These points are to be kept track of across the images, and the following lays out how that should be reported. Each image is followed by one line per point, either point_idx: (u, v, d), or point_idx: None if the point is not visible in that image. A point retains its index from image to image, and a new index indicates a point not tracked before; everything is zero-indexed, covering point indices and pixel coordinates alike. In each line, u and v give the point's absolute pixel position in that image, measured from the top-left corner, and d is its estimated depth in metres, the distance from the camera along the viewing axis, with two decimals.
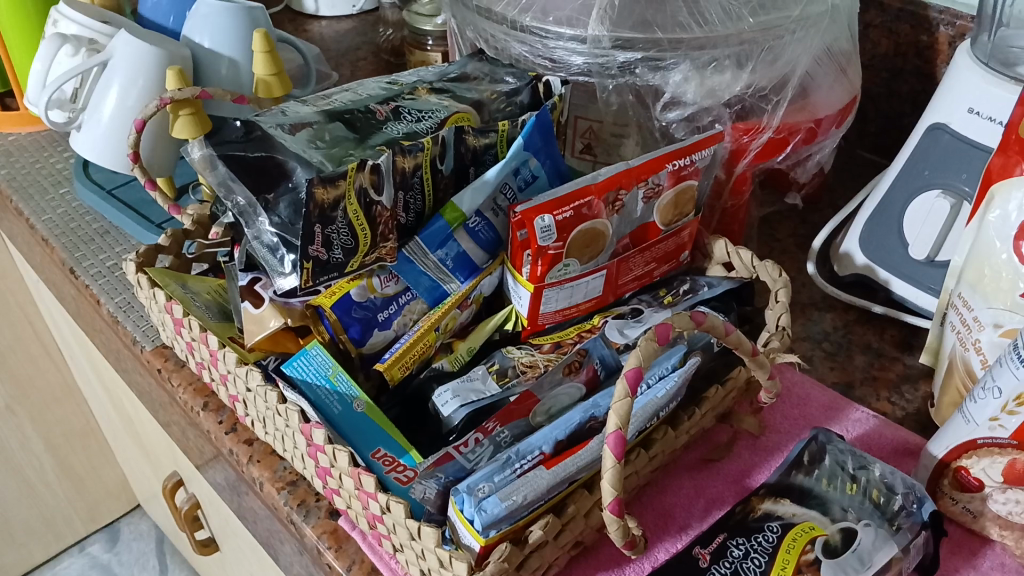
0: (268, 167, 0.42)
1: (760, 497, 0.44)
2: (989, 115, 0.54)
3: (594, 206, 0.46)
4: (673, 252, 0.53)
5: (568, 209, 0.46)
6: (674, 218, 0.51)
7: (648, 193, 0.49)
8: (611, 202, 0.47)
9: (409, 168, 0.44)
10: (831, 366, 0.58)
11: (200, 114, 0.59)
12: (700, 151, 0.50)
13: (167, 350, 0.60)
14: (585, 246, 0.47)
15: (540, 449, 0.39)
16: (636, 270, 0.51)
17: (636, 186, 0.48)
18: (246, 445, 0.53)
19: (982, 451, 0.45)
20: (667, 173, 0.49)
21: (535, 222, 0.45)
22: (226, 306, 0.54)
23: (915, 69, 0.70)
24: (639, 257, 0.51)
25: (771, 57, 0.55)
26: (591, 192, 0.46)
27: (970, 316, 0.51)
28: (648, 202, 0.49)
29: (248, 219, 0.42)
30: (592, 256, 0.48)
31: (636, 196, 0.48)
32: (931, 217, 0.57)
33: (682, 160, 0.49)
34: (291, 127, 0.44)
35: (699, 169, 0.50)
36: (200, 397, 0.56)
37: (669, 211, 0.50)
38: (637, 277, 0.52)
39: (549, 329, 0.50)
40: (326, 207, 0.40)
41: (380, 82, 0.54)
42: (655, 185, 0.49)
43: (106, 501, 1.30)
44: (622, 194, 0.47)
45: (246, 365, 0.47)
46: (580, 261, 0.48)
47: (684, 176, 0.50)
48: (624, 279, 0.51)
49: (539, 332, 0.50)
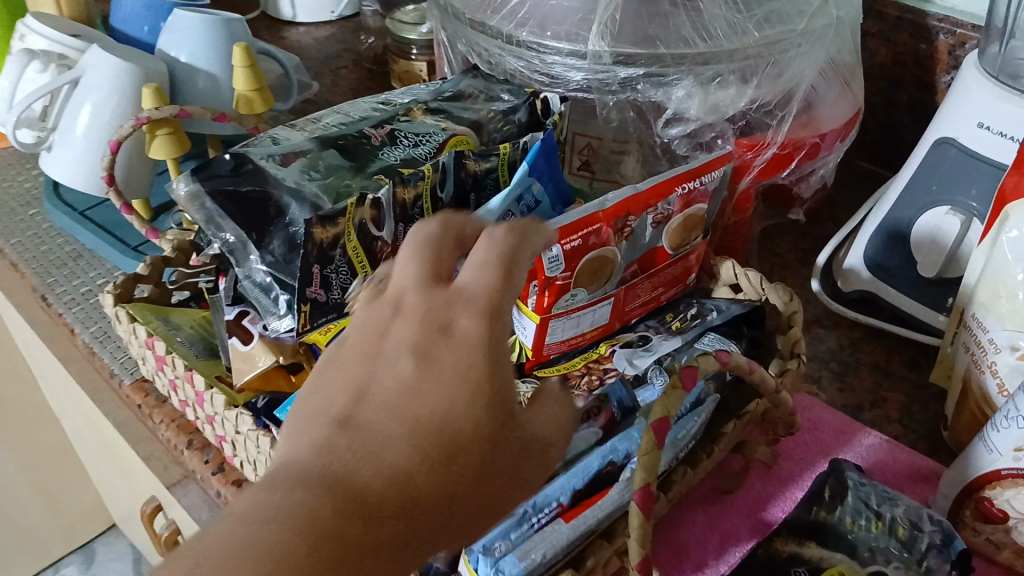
0: (264, 204, 0.41)
1: (783, 539, 0.42)
2: (1000, 130, 0.53)
3: (603, 234, 0.44)
4: (681, 276, 0.51)
5: (577, 238, 0.43)
6: (682, 241, 0.49)
7: (657, 218, 0.47)
8: (619, 228, 0.45)
9: (410, 199, 0.42)
10: (839, 388, 0.57)
11: (179, 134, 0.59)
12: (709, 173, 0.48)
13: (147, 385, 0.57)
14: (593, 274, 0.45)
15: (557, 500, 0.36)
16: (643, 296, 0.49)
17: (646, 210, 0.46)
18: (235, 486, 0.50)
19: (1006, 482, 0.43)
20: (676, 198, 0.47)
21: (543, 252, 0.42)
22: (211, 340, 0.51)
23: (914, 79, 0.68)
24: (647, 283, 0.49)
25: (776, 71, 0.53)
26: (600, 219, 0.44)
27: (985, 338, 0.50)
28: (657, 227, 0.47)
29: (239, 257, 0.41)
30: (600, 283, 0.46)
31: (645, 221, 0.46)
32: (940, 235, 0.55)
33: (691, 183, 0.47)
34: (283, 157, 0.43)
35: (707, 191, 0.49)
36: (183, 434, 0.54)
37: (678, 235, 0.48)
38: (644, 302, 0.50)
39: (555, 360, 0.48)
40: (324, 246, 0.38)
41: (372, 103, 0.52)
42: (665, 210, 0.47)
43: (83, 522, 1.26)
44: (630, 220, 0.45)
45: (235, 408, 0.44)
46: (587, 289, 0.46)
47: (694, 199, 0.48)
48: (631, 306, 0.49)
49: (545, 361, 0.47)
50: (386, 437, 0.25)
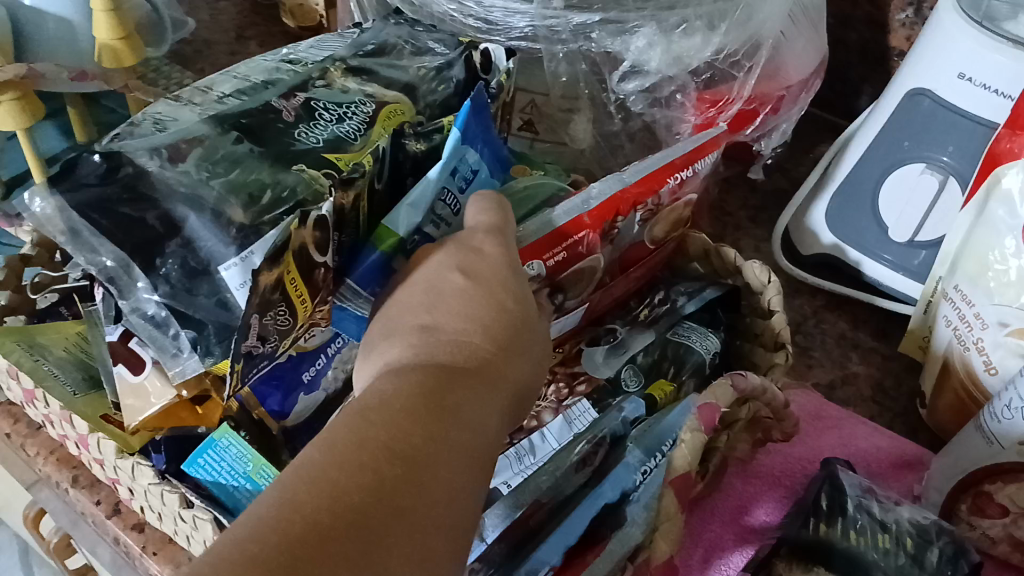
0: (144, 218, 0.33)
1: (787, 564, 0.37)
2: (984, 82, 0.48)
3: (589, 239, 0.39)
4: (655, 264, 0.46)
5: (560, 250, 0.38)
6: (667, 233, 0.44)
7: (646, 214, 0.41)
8: (608, 229, 0.39)
9: (349, 205, 0.35)
10: (809, 364, 0.53)
11: (28, 98, 0.48)
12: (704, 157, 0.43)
13: (15, 408, 0.47)
14: (572, 283, 0.40)
15: (549, 564, 0.32)
16: (617, 292, 0.44)
17: (636, 205, 0.40)
18: (137, 531, 0.42)
19: (1007, 476, 0.40)
20: (668, 189, 0.41)
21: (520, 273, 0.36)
22: (92, 364, 0.41)
23: (865, 16, 0.63)
24: (623, 278, 0.44)
25: (746, 15, 0.46)
26: (585, 222, 0.38)
27: (971, 313, 0.46)
28: (644, 221, 0.41)
29: (121, 286, 0.32)
30: (580, 289, 0.40)
31: (633, 218, 0.41)
32: (916, 196, 0.51)
33: (686, 170, 0.42)
34: (172, 152, 0.35)
35: (701, 176, 0.43)
36: (66, 470, 0.44)
37: (663, 226, 0.43)
38: (617, 297, 0.45)
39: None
40: (267, 293, 0.31)
41: (278, 61, 0.44)
42: (655, 204, 0.41)
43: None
44: (619, 219, 0.40)
45: (130, 454, 0.37)
46: (569, 300, 0.40)
47: (687, 186, 0.42)
48: (604, 305, 0.44)
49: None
50: (465, 338, 0.32)
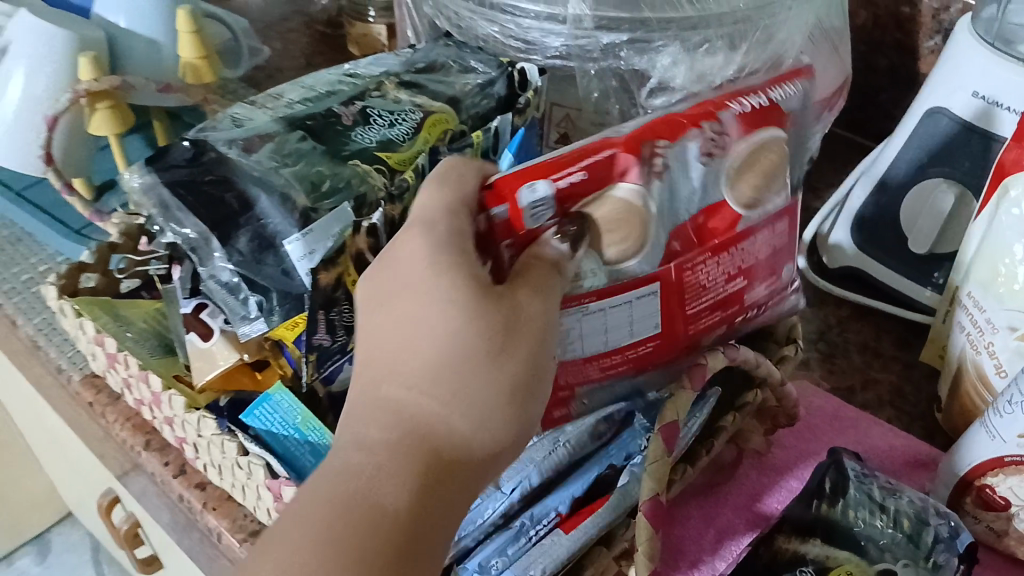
0: (223, 195, 0.37)
1: (785, 536, 0.40)
2: (997, 99, 0.51)
3: (618, 162, 0.35)
4: (765, 256, 0.41)
5: (576, 169, 0.34)
6: (762, 185, 0.39)
7: (707, 145, 0.37)
8: (648, 158, 0.36)
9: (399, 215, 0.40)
10: (829, 368, 0.55)
11: (119, 108, 0.55)
12: (765, 90, 0.40)
13: (99, 380, 0.52)
14: (609, 228, 0.35)
15: (556, 510, 0.37)
16: (709, 278, 0.38)
17: (688, 129, 0.37)
18: (198, 489, 0.47)
19: (1009, 469, 0.42)
20: (735, 117, 0.38)
21: (518, 192, 0.34)
22: (167, 336, 0.46)
23: (895, 42, 0.67)
24: (711, 264, 0.38)
25: (766, 35, 0.51)
26: (612, 147, 0.35)
27: (982, 318, 0.47)
28: (709, 159, 0.37)
29: (201, 254, 0.37)
30: (630, 240, 0.35)
31: (687, 147, 0.36)
32: (932, 208, 0.54)
33: (748, 98, 0.39)
34: (246, 145, 0.39)
35: (774, 111, 0.39)
36: (140, 435, 0.49)
37: (744, 179, 0.38)
38: (715, 300, 0.39)
39: (596, 392, 0.38)
40: (328, 290, 0.37)
41: (339, 75, 0.49)
42: (722, 135, 0.37)
43: (43, 531, 1.20)
44: (661, 145, 0.36)
45: (196, 409, 0.42)
46: (615, 250, 0.35)
47: (762, 120, 0.38)
48: (696, 305, 0.38)
49: (550, 414, 0.37)
50: (401, 361, 0.32)
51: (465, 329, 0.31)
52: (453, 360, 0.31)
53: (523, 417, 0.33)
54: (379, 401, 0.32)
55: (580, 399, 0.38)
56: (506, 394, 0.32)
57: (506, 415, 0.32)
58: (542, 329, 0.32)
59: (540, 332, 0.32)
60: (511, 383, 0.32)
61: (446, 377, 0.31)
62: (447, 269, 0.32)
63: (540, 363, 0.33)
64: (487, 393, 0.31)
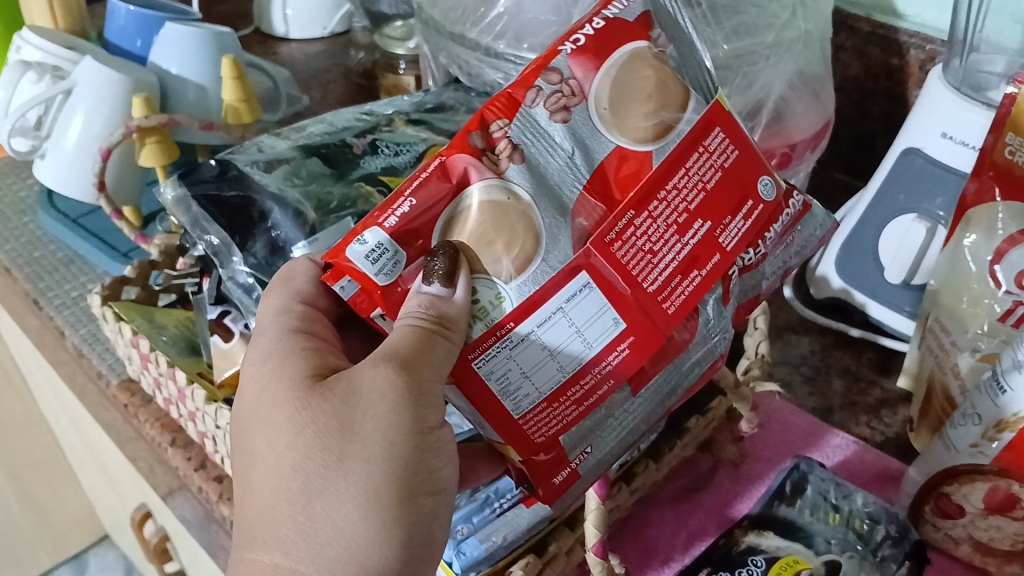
0: (246, 208, 0.45)
1: (743, 531, 0.44)
2: (963, 139, 0.55)
3: (449, 170, 0.35)
4: (715, 185, 0.39)
5: (404, 200, 0.34)
6: (654, 120, 0.38)
7: (563, 98, 0.37)
8: (483, 148, 0.35)
9: None
10: (810, 391, 0.58)
11: (167, 142, 0.60)
12: (612, 4, 0.38)
13: (133, 385, 0.58)
14: (489, 238, 0.35)
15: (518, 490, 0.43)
16: (662, 245, 0.37)
17: (522, 95, 0.37)
18: (216, 482, 0.51)
19: (963, 478, 0.43)
20: (570, 63, 0.37)
21: (347, 255, 0.33)
22: (194, 339, 0.53)
23: (886, 91, 0.67)
24: (651, 222, 0.37)
25: (746, 82, 0.55)
26: (437, 158, 0.35)
27: (948, 341, 0.50)
28: (566, 115, 0.37)
29: (223, 258, 0.45)
30: (521, 241, 0.35)
31: (532, 112, 0.36)
32: (907, 242, 0.57)
33: (577, 34, 0.37)
34: (267, 164, 0.46)
35: (625, 24, 0.38)
36: (167, 433, 0.54)
37: (636, 105, 0.37)
38: (678, 263, 0.38)
39: (598, 437, 0.38)
40: None
41: (356, 111, 0.55)
42: (567, 81, 0.37)
43: (83, 551, 1.25)
44: (495, 128, 0.36)
45: (214, 402, 0.46)
46: (509, 258, 0.35)
47: (614, 41, 0.37)
48: (654, 270, 0.37)
49: (550, 479, 0.37)
50: (271, 468, 0.35)
51: (308, 444, 0.34)
52: (304, 474, 0.34)
53: (393, 519, 0.34)
54: (255, 521, 0.35)
55: (580, 455, 0.38)
56: (364, 497, 0.34)
57: (369, 520, 0.34)
58: (391, 429, 0.34)
59: (389, 436, 0.34)
60: (367, 487, 0.34)
61: (306, 491, 0.34)
62: (295, 389, 0.36)
63: (404, 463, 0.35)
64: (344, 499, 0.34)
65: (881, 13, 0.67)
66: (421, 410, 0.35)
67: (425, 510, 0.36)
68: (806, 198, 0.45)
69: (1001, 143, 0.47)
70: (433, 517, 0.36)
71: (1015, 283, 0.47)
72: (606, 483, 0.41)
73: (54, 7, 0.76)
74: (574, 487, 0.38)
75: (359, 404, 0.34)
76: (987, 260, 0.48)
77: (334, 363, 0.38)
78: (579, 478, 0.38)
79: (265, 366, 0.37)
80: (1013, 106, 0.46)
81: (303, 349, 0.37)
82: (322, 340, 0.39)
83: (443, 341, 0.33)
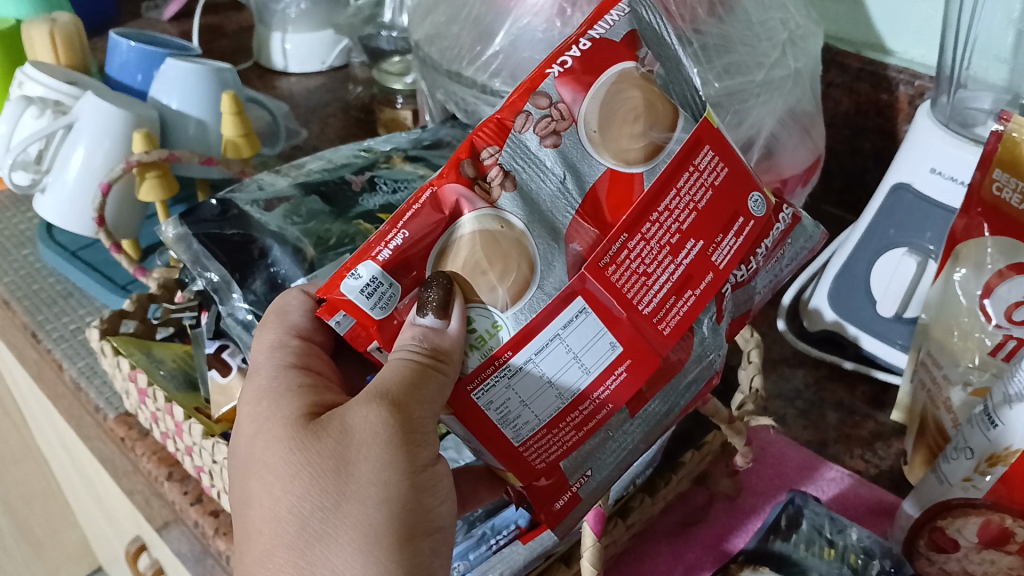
0: (247, 246, 0.46)
1: (739, 565, 0.45)
2: (951, 175, 0.55)
3: (441, 200, 0.35)
4: (706, 204, 0.39)
5: (394, 232, 0.34)
6: (643, 138, 0.38)
7: (551, 126, 0.37)
8: (474, 177, 0.36)
9: None
10: (805, 425, 0.58)
11: (167, 177, 0.61)
12: (598, 23, 0.38)
13: (131, 418, 0.58)
14: (483, 268, 0.35)
15: (516, 525, 0.45)
16: (654, 267, 0.38)
17: (511, 120, 0.37)
18: (212, 516, 0.51)
19: (956, 512, 0.43)
20: (558, 90, 0.37)
21: (341, 290, 0.34)
22: (192, 373, 0.54)
23: (877, 127, 0.68)
24: (644, 244, 0.38)
25: (737, 119, 0.56)
26: (429, 188, 0.36)
27: (939, 375, 0.51)
28: (556, 140, 0.37)
29: (222, 295, 0.46)
30: (516, 269, 0.35)
31: (522, 138, 0.36)
32: (898, 275, 0.58)
33: (564, 55, 0.37)
34: (267, 204, 0.48)
35: (611, 43, 0.38)
36: (164, 467, 0.54)
37: (625, 127, 0.38)
38: (671, 284, 0.38)
39: (598, 460, 0.39)
40: None
41: (355, 149, 0.57)
42: (556, 106, 0.37)
43: None
44: (485, 155, 0.36)
45: (212, 437, 0.46)
46: (504, 287, 0.35)
47: (602, 63, 0.38)
48: (648, 292, 0.37)
49: (552, 504, 0.38)
50: (266, 514, 0.35)
51: (304, 487, 0.34)
52: (302, 518, 0.34)
53: (393, 563, 0.34)
54: (254, 568, 0.35)
55: (580, 478, 0.38)
56: (364, 539, 0.33)
57: (370, 564, 0.33)
58: (386, 469, 0.34)
59: (385, 476, 0.34)
60: (365, 530, 0.34)
61: (304, 535, 0.34)
62: (288, 429, 0.36)
63: (401, 502, 0.35)
64: (343, 542, 0.33)
65: (869, 50, 0.68)
66: (414, 448, 0.35)
67: (426, 551, 0.35)
68: (795, 209, 0.45)
69: (989, 179, 0.47)
70: (433, 557, 0.36)
71: (1005, 317, 0.47)
72: (602, 516, 0.41)
73: (56, 44, 0.77)
74: (575, 511, 0.39)
75: (352, 443, 0.34)
76: (978, 294, 0.48)
77: (330, 399, 0.38)
78: (581, 500, 0.39)
79: (260, 406, 0.38)
80: (1000, 144, 0.45)
81: (299, 388, 0.38)
82: (316, 374, 0.39)
83: (437, 375, 0.34)
